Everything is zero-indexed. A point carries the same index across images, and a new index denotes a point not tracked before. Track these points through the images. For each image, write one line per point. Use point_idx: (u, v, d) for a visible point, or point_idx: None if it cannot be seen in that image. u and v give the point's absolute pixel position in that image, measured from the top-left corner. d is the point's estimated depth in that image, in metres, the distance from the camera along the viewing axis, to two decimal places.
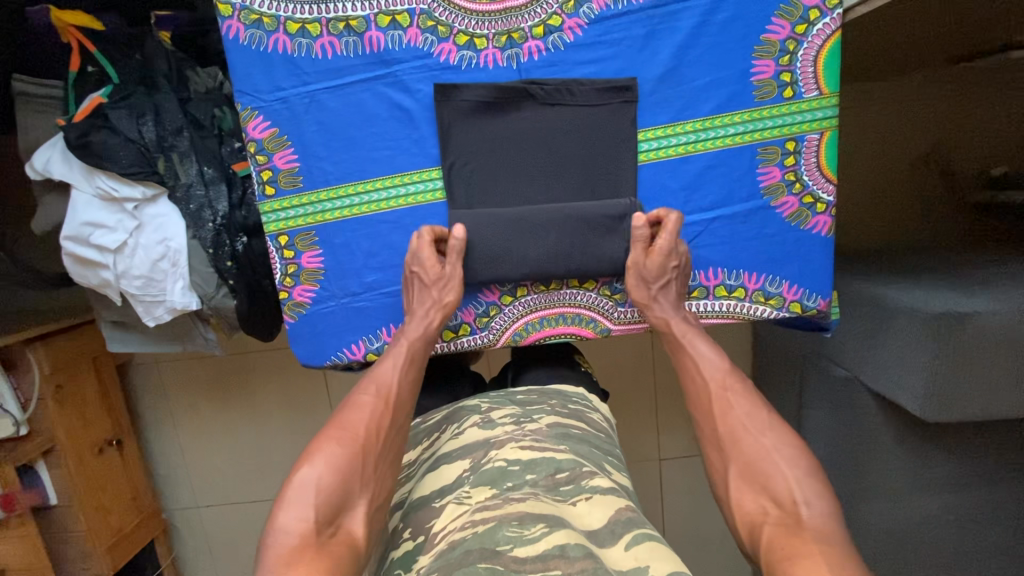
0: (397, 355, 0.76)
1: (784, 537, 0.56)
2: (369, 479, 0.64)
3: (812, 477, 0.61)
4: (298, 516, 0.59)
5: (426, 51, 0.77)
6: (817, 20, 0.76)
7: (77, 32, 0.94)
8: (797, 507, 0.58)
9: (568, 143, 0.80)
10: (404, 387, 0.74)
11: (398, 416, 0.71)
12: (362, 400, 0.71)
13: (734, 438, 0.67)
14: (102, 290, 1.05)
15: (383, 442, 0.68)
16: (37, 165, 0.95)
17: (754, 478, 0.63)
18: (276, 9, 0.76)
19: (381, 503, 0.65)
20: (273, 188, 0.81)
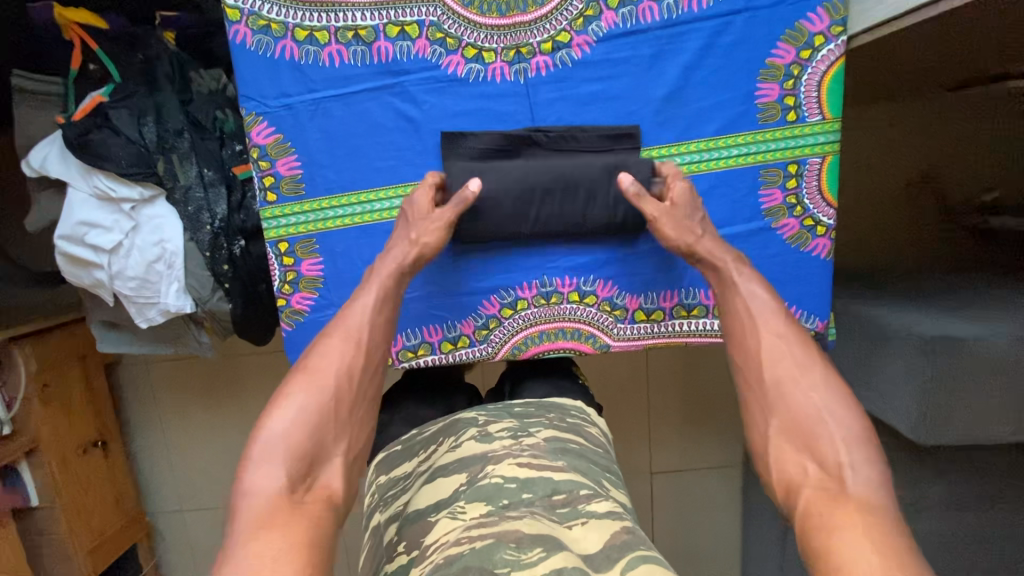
0: (369, 296, 0.72)
1: (825, 503, 0.53)
2: (343, 427, 0.63)
3: (861, 442, 0.57)
4: (267, 477, 0.55)
5: (434, 63, 0.77)
6: (822, 46, 0.77)
7: (79, 30, 0.92)
8: (842, 471, 0.55)
9: (574, 157, 0.79)
10: (373, 327, 0.70)
11: (370, 359, 0.68)
12: (331, 344, 0.67)
13: (779, 389, 0.63)
14: (95, 290, 1.04)
15: (357, 390, 0.66)
16: (33, 163, 0.93)
17: (798, 436, 0.59)
18: (285, 15, 0.75)
19: (357, 454, 0.64)
20: (276, 195, 0.80)
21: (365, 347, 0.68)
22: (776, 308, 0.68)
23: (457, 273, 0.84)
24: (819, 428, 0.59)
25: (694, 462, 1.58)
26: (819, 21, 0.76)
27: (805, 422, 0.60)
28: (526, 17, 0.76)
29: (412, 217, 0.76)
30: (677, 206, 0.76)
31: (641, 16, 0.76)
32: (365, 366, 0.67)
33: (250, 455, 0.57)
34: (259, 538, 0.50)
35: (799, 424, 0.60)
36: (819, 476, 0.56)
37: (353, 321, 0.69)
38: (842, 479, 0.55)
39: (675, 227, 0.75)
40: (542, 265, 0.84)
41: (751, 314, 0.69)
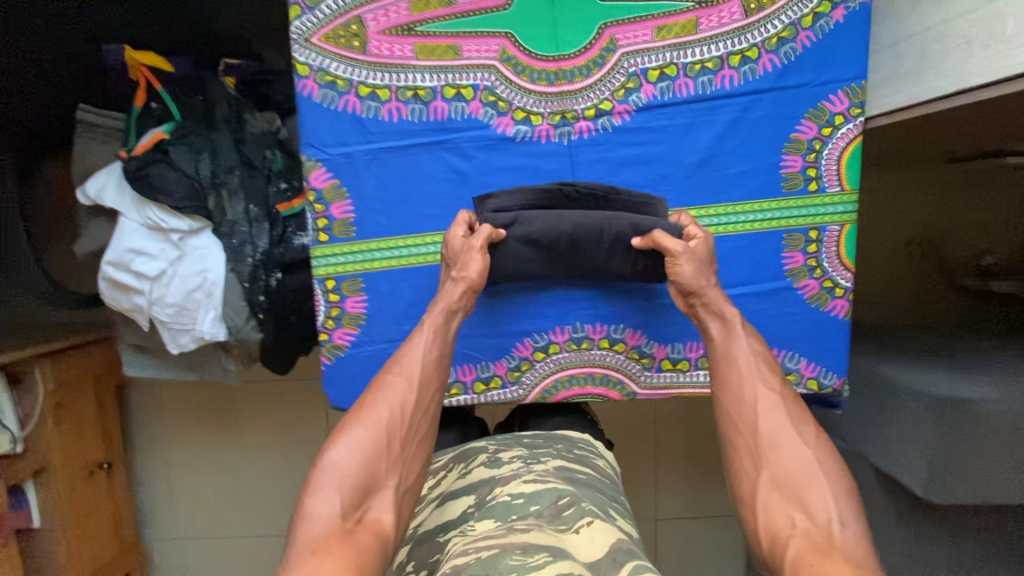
0: (420, 334, 0.75)
1: (813, 553, 0.57)
2: (396, 461, 0.66)
3: (846, 496, 0.62)
4: (325, 504, 0.61)
5: (485, 122, 0.83)
6: (842, 125, 0.84)
7: (147, 72, 0.98)
8: (832, 524, 0.60)
9: (609, 215, 0.83)
10: (427, 364, 0.73)
11: (425, 396, 0.72)
12: (387, 378, 0.71)
13: (773, 439, 0.67)
14: (132, 315, 1.08)
15: (409, 424, 0.69)
16: (89, 192, 0.97)
17: (788, 488, 0.63)
18: (350, 73, 0.81)
19: (408, 488, 0.67)
20: (327, 235, 0.84)
21: (419, 383, 0.72)
22: (771, 363, 0.73)
23: (493, 317, 0.88)
24: (811, 479, 0.63)
25: (695, 506, 1.59)
26: (840, 102, 0.83)
27: (798, 472, 0.64)
28: (573, 86, 0.82)
29: (454, 255, 0.79)
30: (698, 248, 0.78)
31: (678, 90, 0.83)
32: (418, 405, 0.71)
33: (312, 481, 0.63)
34: (308, 562, 0.56)
35: (794, 484, 0.63)
36: (806, 527, 0.60)
37: (412, 357, 0.73)
38: (830, 532, 0.59)
39: (695, 269, 0.77)
40: (567, 312, 0.88)
41: (747, 366, 0.72)
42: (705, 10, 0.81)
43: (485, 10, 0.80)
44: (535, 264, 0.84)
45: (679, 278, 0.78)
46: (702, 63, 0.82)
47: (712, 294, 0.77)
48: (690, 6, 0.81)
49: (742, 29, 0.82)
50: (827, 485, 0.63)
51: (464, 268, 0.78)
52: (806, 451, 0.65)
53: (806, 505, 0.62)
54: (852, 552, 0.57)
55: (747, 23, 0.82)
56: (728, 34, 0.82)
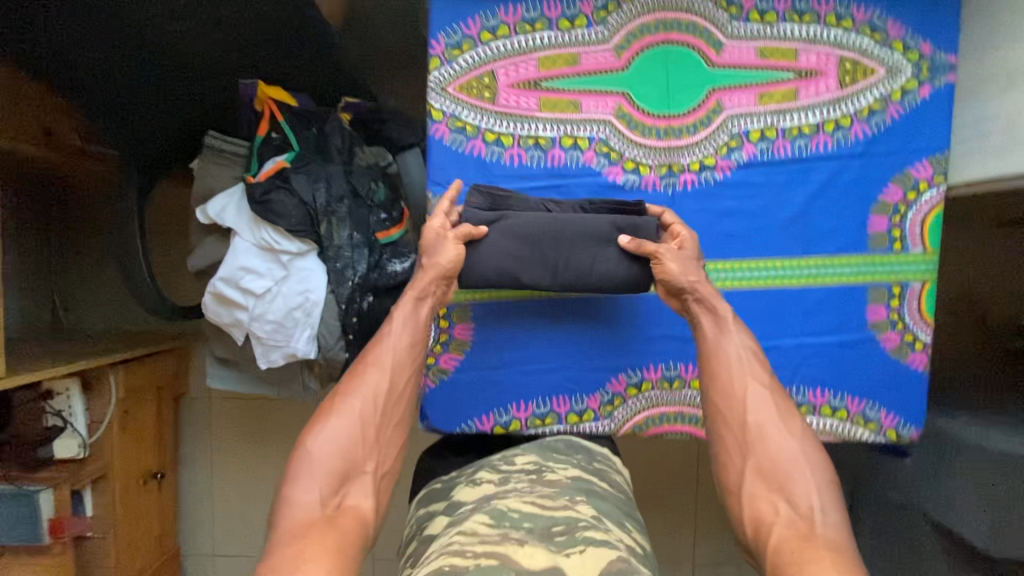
0: (394, 325, 0.80)
1: (796, 543, 0.62)
2: (371, 446, 0.73)
3: (829, 486, 0.68)
4: (308, 492, 0.66)
5: (597, 170, 0.90)
6: (926, 191, 0.91)
7: (273, 104, 1.06)
8: (814, 513, 0.65)
9: (591, 218, 0.84)
10: (401, 354, 0.78)
11: (397, 385, 0.77)
12: (362, 369, 0.76)
13: (761, 431, 0.72)
14: (227, 329, 1.12)
15: (381, 412, 0.75)
16: (211, 211, 1.04)
17: (772, 479, 0.69)
18: (479, 120, 0.89)
19: (384, 474, 0.73)
20: None
21: (392, 370, 0.77)
22: (761, 361, 0.77)
23: (592, 352, 0.92)
24: (795, 471, 0.69)
25: (734, 553, 1.60)
26: (924, 170, 0.90)
27: (782, 465, 0.69)
28: (680, 142, 0.90)
29: (430, 248, 0.82)
30: (686, 253, 0.83)
31: (776, 151, 0.90)
32: (392, 396, 0.76)
33: (289, 471, 0.68)
34: (290, 546, 0.60)
35: (782, 475, 0.69)
36: (789, 517, 0.66)
37: (385, 349, 0.78)
38: (812, 520, 0.65)
39: (681, 263, 0.81)
40: (558, 324, 0.92)
41: (738, 361, 0.77)
42: (805, 81, 0.89)
43: (606, 71, 0.88)
44: (521, 260, 0.84)
45: (668, 278, 0.81)
46: (799, 128, 0.90)
47: (702, 288, 0.81)
48: (792, 77, 0.89)
49: (837, 100, 0.89)
50: (810, 476, 0.68)
51: (440, 261, 0.81)
52: (789, 446, 0.71)
53: (790, 496, 0.67)
54: (831, 539, 0.63)
55: (842, 94, 0.89)
56: (824, 103, 0.89)
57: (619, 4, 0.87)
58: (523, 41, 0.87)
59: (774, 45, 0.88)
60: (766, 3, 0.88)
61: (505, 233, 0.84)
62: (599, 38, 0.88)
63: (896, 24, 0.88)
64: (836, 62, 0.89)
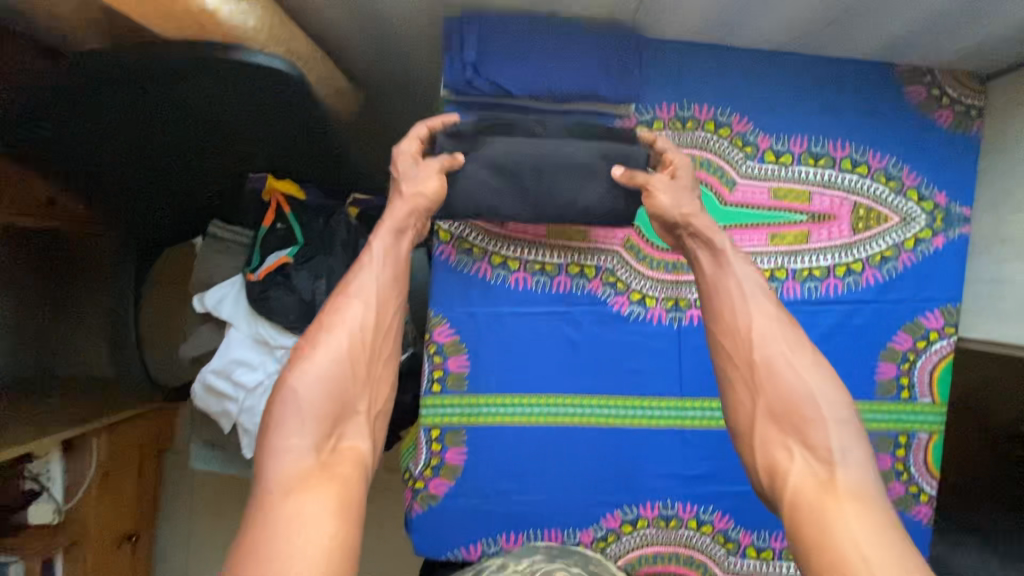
0: (372, 255, 0.75)
1: (816, 492, 0.60)
2: (361, 383, 0.70)
3: (848, 423, 0.64)
4: (295, 439, 0.63)
5: (602, 300, 0.88)
6: (936, 340, 0.89)
7: (280, 195, 1.05)
8: (836, 459, 0.62)
9: (575, 146, 0.81)
10: (382, 286, 0.75)
11: (382, 318, 0.74)
12: (341, 302, 0.72)
13: (770, 370, 0.68)
14: (215, 417, 1.09)
15: (371, 350, 0.72)
16: (208, 302, 1.02)
17: (788, 423, 0.65)
18: (486, 243, 0.87)
19: (378, 413, 0.72)
20: (440, 386, 0.88)
21: (374, 303, 0.73)
22: (768, 294, 0.73)
23: (587, 485, 0.89)
24: (811, 412, 0.65)
25: None
26: (935, 319, 0.89)
27: (796, 405, 0.66)
28: (688, 276, 0.88)
29: (402, 178, 0.79)
30: (679, 182, 0.80)
31: (787, 292, 0.88)
32: (380, 330, 0.73)
33: (273, 418, 0.64)
34: (285, 502, 0.58)
35: (802, 420, 0.65)
36: (808, 463, 0.63)
37: (365, 273, 0.74)
38: (835, 466, 0.62)
39: (678, 202, 0.79)
40: (542, 411, 0.88)
41: (742, 295, 0.73)
42: (819, 223, 0.88)
43: None
44: (503, 195, 0.82)
45: (661, 211, 0.79)
46: (810, 270, 0.88)
47: (698, 223, 0.78)
48: (805, 219, 0.87)
49: (850, 244, 0.88)
50: (826, 413, 0.65)
51: (419, 191, 0.78)
52: (802, 383, 0.67)
53: (808, 441, 0.64)
54: (853, 484, 0.60)
55: (855, 239, 0.88)
56: (837, 247, 0.88)
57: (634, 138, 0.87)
58: None
59: (788, 187, 0.87)
60: (782, 145, 0.87)
61: (486, 162, 0.81)
62: None
63: (912, 173, 0.88)
64: (850, 207, 0.88)
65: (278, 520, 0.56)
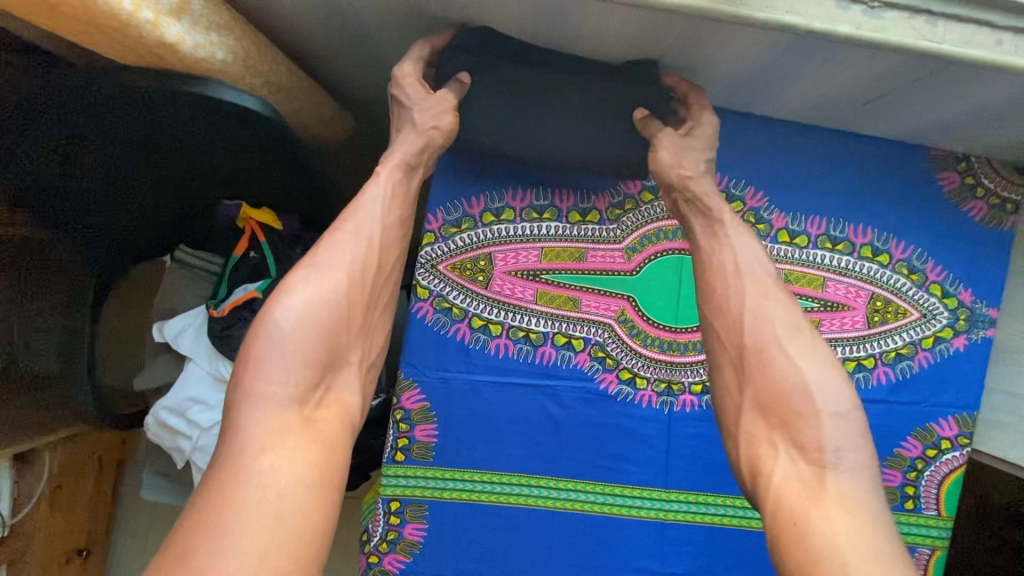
0: (377, 193, 0.69)
1: (800, 496, 0.54)
2: (355, 332, 0.64)
3: (841, 415, 0.57)
4: (273, 382, 0.57)
5: (589, 376, 0.81)
6: (947, 450, 0.82)
7: (255, 223, 0.97)
8: (826, 459, 0.55)
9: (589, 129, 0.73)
10: (385, 225, 0.69)
11: (381, 259, 0.68)
12: (339, 238, 0.65)
13: (761, 356, 0.61)
14: (168, 451, 1.02)
15: (368, 293, 0.66)
16: (168, 333, 0.95)
17: (775, 415, 0.59)
18: (468, 303, 0.80)
19: (369, 363, 0.67)
20: (404, 455, 0.81)
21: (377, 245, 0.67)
22: (766, 271, 0.65)
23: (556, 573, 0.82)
24: (803, 404, 0.57)
25: None
26: (949, 427, 0.81)
27: (786, 396, 0.58)
28: (684, 358, 0.81)
29: (412, 108, 0.72)
30: (696, 140, 0.72)
31: None
32: (376, 276, 0.67)
33: (254, 353, 0.58)
34: (265, 458, 0.54)
35: (791, 413, 0.58)
36: (793, 460, 0.57)
37: (366, 209, 0.68)
38: (823, 466, 0.55)
39: (688, 159, 0.72)
40: (513, 491, 0.81)
41: (735, 271, 0.66)
42: (830, 312, 0.81)
43: (613, 272, 0.80)
44: (512, 140, 0.76)
45: (659, 168, 0.72)
46: None
47: (694, 187, 0.71)
48: (816, 307, 0.80)
49: (863, 337, 0.81)
50: (820, 406, 0.57)
51: (432, 122, 0.72)
52: (796, 370, 0.59)
53: (798, 439, 0.57)
54: (845, 489, 0.54)
55: (868, 332, 0.81)
56: (849, 339, 0.81)
57: (638, 204, 0.80)
58: (527, 228, 0.80)
59: (800, 271, 0.80)
60: (797, 225, 0.81)
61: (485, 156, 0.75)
62: (610, 237, 0.80)
63: (936, 266, 0.81)
64: (866, 297, 0.81)
65: (263, 483, 0.53)
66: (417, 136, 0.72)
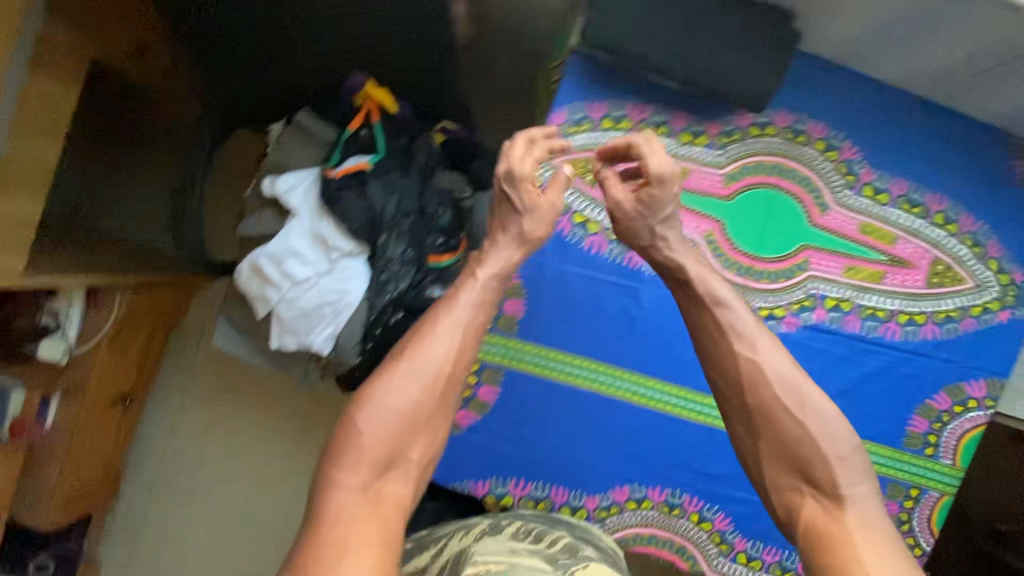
0: (449, 336, 0.71)
1: (823, 522, 0.62)
2: (423, 423, 0.69)
3: (851, 457, 0.65)
4: (351, 473, 0.64)
5: (669, 284, 0.89)
6: (972, 408, 0.91)
7: (374, 103, 1.04)
8: (838, 492, 0.63)
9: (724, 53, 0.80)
10: (467, 337, 0.72)
11: (445, 394, 0.70)
12: (401, 384, 0.68)
13: (765, 412, 0.67)
14: (251, 301, 1.09)
15: (442, 395, 0.70)
16: (278, 187, 1.02)
17: (790, 460, 0.65)
18: (573, 199, 0.88)
19: (429, 460, 0.71)
20: (491, 324, 0.90)
21: (438, 390, 0.70)
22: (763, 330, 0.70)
23: (607, 455, 0.92)
24: (814, 452, 0.64)
25: None
26: (979, 389, 0.90)
27: (796, 447, 0.65)
28: (758, 284, 0.89)
29: (524, 213, 0.78)
30: (646, 204, 0.74)
31: (847, 324, 0.90)
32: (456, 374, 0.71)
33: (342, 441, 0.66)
34: (336, 532, 0.60)
35: (801, 454, 0.65)
36: (818, 501, 0.64)
37: (439, 343, 0.70)
38: (840, 499, 0.63)
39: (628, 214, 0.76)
40: (582, 374, 0.90)
41: (731, 328, 0.70)
42: (895, 268, 0.89)
43: (709, 194, 0.88)
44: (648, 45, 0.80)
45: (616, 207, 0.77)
46: (873, 309, 0.90)
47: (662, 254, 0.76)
48: (883, 260, 0.89)
49: (921, 295, 0.89)
50: (829, 448, 0.65)
51: (538, 224, 0.79)
52: (802, 418, 0.66)
53: (815, 480, 0.64)
54: (861, 518, 0.62)
55: (925, 292, 0.89)
56: (906, 294, 0.89)
57: (744, 136, 0.87)
58: None
59: (875, 224, 0.89)
60: (882, 183, 0.88)
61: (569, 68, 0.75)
62: (714, 162, 0.88)
63: (998, 244, 0.89)
64: (929, 260, 0.89)
65: (339, 550, 0.59)
66: (516, 238, 0.78)
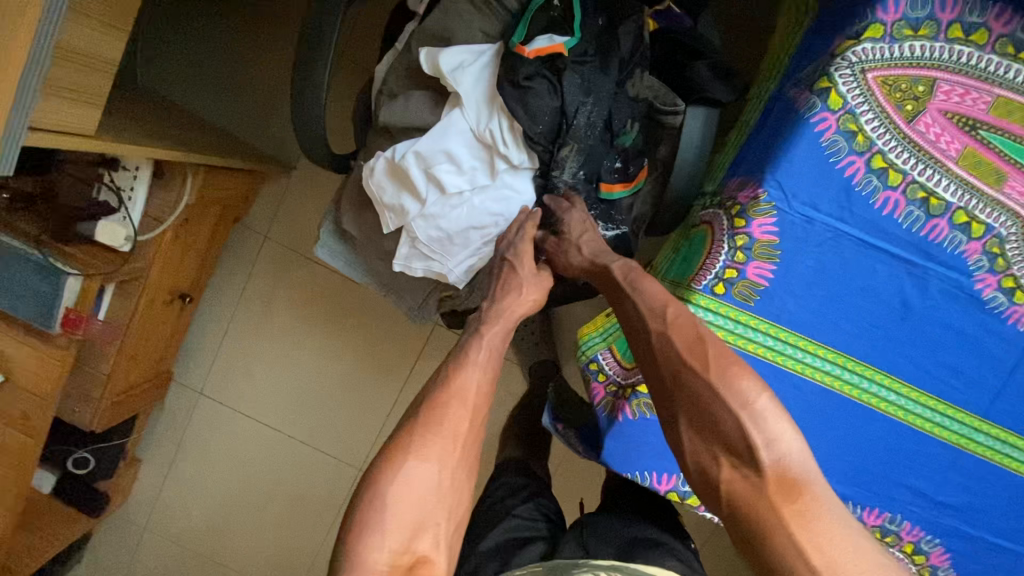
0: (484, 355, 0.70)
1: (747, 493, 0.60)
2: (446, 473, 0.61)
3: (774, 416, 0.61)
4: (379, 548, 0.56)
5: (970, 270, 0.67)
6: None
7: None
8: (756, 453, 0.59)
9: None
10: (485, 384, 0.67)
11: (476, 428, 0.65)
12: (427, 439, 0.61)
13: (682, 384, 0.63)
14: (378, 209, 0.85)
15: (464, 449, 0.63)
16: (445, 65, 0.76)
17: (706, 429, 0.62)
18: (877, 135, 0.63)
19: (458, 525, 0.62)
20: (724, 289, 0.67)
21: (463, 439, 0.63)
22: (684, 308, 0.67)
23: (829, 469, 0.73)
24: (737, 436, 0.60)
25: None
26: None
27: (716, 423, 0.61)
28: None
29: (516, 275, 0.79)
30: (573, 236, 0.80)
31: None
32: (477, 423, 0.65)
33: (367, 515, 0.58)
34: None
35: (727, 429, 0.61)
36: (737, 469, 0.61)
37: (458, 406, 0.64)
38: (757, 462, 0.59)
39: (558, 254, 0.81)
40: (825, 368, 0.70)
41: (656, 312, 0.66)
42: None
43: None
44: None
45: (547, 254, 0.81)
46: None
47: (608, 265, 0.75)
48: None
49: None
50: (748, 410, 0.61)
51: (527, 301, 0.78)
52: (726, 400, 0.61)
53: (729, 445, 0.61)
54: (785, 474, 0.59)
55: None
56: None
57: None
58: (991, 62, 0.62)
59: None
60: None
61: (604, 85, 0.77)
62: None
63: None
64: None
65: None
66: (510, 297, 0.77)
